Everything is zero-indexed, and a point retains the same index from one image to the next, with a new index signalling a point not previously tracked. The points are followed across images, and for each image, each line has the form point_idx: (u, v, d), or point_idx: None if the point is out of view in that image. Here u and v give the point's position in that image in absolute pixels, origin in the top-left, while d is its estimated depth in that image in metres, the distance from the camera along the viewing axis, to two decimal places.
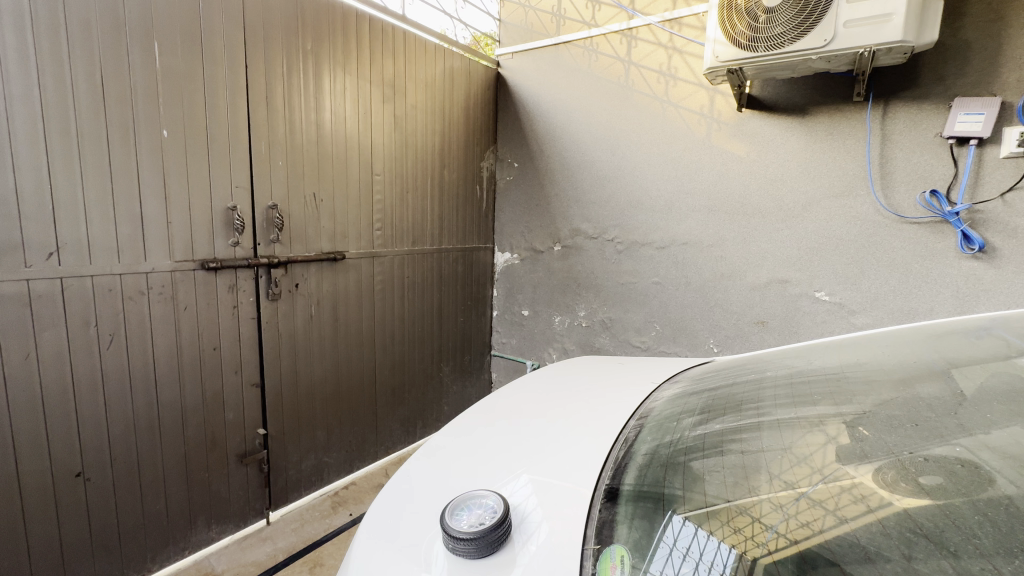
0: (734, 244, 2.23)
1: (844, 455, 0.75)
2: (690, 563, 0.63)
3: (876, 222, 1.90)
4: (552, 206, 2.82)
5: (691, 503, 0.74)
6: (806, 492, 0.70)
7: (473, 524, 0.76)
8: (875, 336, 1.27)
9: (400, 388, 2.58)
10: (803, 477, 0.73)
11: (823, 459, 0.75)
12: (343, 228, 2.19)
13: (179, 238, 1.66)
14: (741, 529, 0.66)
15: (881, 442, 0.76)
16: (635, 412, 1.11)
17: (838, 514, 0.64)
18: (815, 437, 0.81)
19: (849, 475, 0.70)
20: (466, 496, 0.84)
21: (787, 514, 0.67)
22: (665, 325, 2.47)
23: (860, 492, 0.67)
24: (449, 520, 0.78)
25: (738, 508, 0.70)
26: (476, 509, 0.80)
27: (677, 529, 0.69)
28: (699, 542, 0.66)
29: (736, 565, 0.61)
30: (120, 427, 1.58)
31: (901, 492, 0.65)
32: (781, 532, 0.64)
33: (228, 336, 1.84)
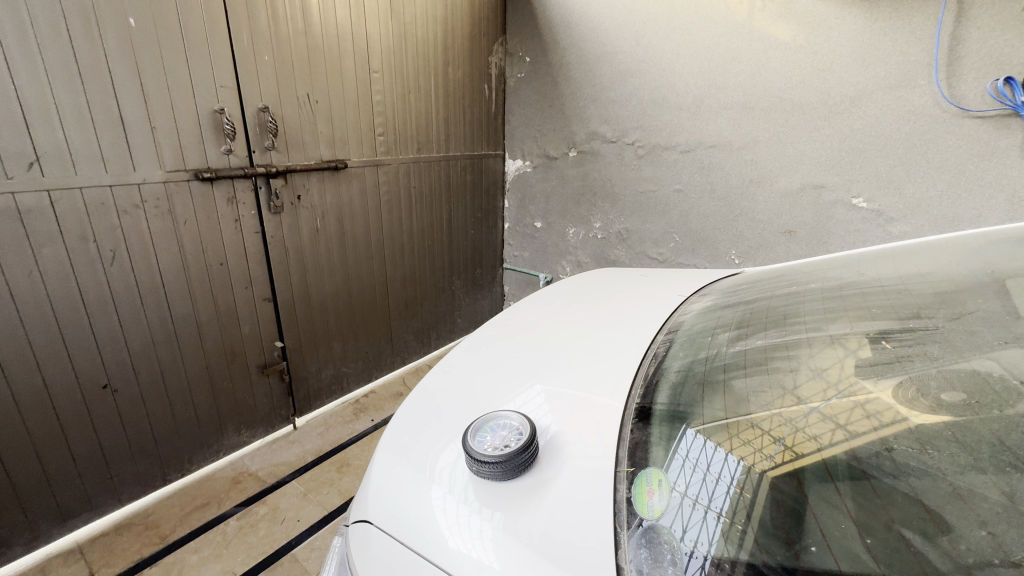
0: (767, 146, 2.04)
1: (863, 369, 0.73)
2: (697, 474, 0.65)
3: (933, 117, 1.70)
4: (567, 107, 2.58)
5: (703, 417, 0.74)
6: (818, 407, 0.69)
7: (499, 447, 0.74)
8: (921, 245, 1.17)
9: (413, 301, 2.58)
10: (816, 392, 0.72)
11: (839, 374, 0.74)
12: (342, 134, 2.03)
13: (167, 145, 1.54)
14: (750, 442, 0.67)
15: (904, 355, 0.73)
16: (664, 325, 1.05)
17: (847, 429, 0.64)
18: (833, 352, 0.79)
19: (865, 391, 0.69)
20: (486, 418, 0.81)
21: (795, 428, 0.67)
22: (685, 236, 2.37)
23: (874, 408, 0.65)
24: (471, 443, 0.76)
25: (748, 422, 0.70)
26: (499, 429, 0.78)
27: (689, 442, 0.70)
28: (707, 454, 0.67)
29: (743, 478, 0.62)
30: (139, 341, 1.59)
31: (919, 409, 0.63)
32: (788, 445, 0.65)
33: (234, 251, 1.78)
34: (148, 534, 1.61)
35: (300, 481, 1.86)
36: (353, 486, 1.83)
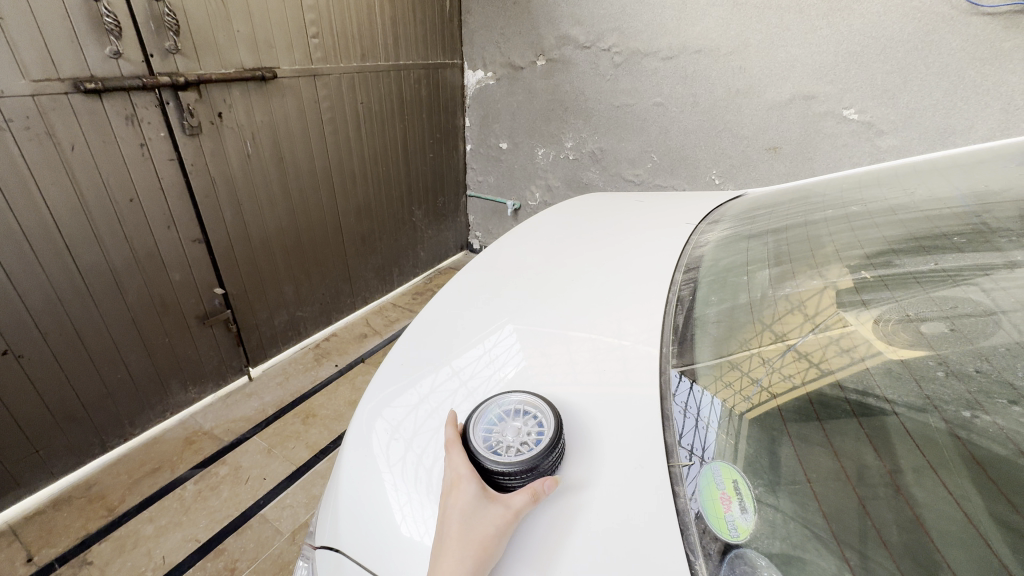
0: (758, 50, 1.84)
1: (843, 299, 0.69)
2: (687, 418, 0.61)
3: (939, 14, 1.54)
4: (534, 4, 2.24)
5: (708, 364, 0.67)
6: (794, 344, 0.65)
7: (517, 449, 0.61)
8: (940, 160, 1.05)
9: (370, 236, 2.34)
10: (793, 327, 0.68)
11: (818, 305, 0.69)
12: (265, 34, 1.66)
13: (27, 46, 1.17)
14: (730, 383, 0.63)
15: (888, 283, 0.69)
16: (682, 260, 0.92)
17: (821, 366, 0.61)
18: (814, 281, 0.74)
19: (843, 324, 0.65)
20: (486, 404, 0.67)
21: (772, 367, 0.63)
22: (663, 155, 2.21)
23: (848, 343, 0.62)
24: (478, 445, 0.62)
25: (731, 363, 0.66)
26: (508, 420, 0.65)
27: (675, 385, 0.66)
28: (695, 397, 0.63)
29: (723, 421, 0.59)
30: (40, 298, 1.33)
31: (897, 343, 0.59)
32: (764, 387, 0.61)
33: (145, 184, 1.47)
34: (94, 507, 1.45)
35: (263, 436, 1.72)
36: (322, 438, 1.71)
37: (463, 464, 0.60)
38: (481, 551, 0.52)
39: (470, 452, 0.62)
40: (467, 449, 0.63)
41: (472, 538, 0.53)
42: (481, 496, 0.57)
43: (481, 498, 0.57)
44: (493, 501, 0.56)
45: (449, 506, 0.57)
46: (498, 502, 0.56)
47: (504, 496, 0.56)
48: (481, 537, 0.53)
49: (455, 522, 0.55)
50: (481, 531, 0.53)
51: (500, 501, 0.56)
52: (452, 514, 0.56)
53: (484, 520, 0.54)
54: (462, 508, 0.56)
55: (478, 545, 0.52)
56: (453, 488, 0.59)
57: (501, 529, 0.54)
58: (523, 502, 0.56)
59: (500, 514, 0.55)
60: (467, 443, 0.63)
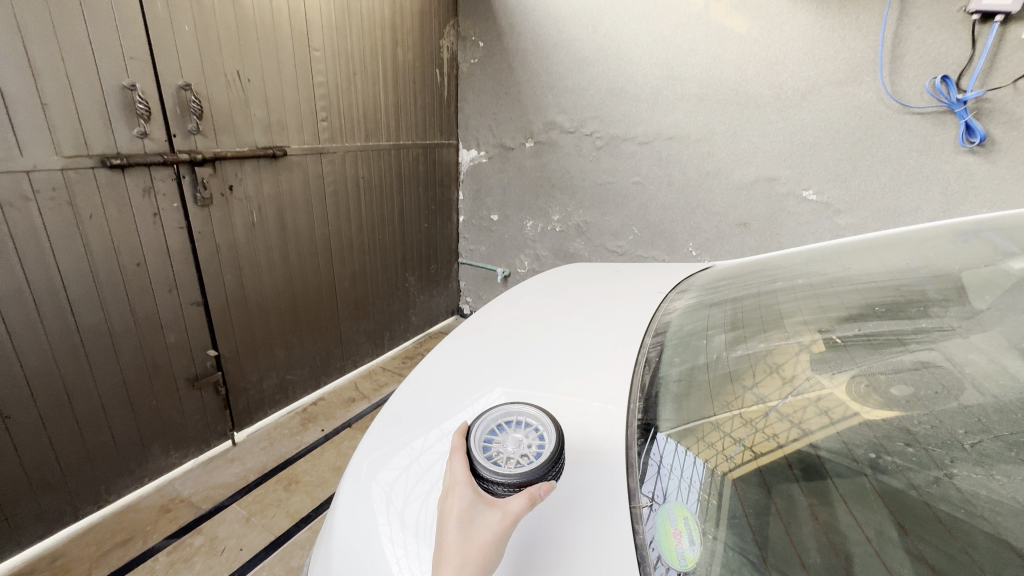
0: (723, 138, 2.06)
1: (815, 364, 0.74)
2: (672, 480, 0.63)
3: (877, 112, 1.76)
4: (524, 95, 2.49)
5: (676, 421, 0.72)
6: (775, 406, 0.69)
7: (518, 459, 0.63)
8: (881, 238, 1.19)
9: (364, 300, 2.41)
10: (774, 390, 0.72)
11: (795, 369, 0.75)
12: (280, 118, 1.83)
13: (63, 127, 1.30)
14: (714, 444, 0.66)
15: (850, 351, 0.75)
16: (650, 326, 0.99)
17: (801, 426, 0.65)
18: (788, 347, 0.80)
19: (820, 387, 0.70)
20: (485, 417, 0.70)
21: (755, 427, 0.67)
22: (643, 229, 2.36)
23: (825, 405, 0.67)
24: (476, 458, 0.63)
25: (713, 424, 0.69)
26: (508, 432, 0.68)
27: (661, 447, 0.68)
28: (679, 458, 0.66)
29: (707, 481, 0.61)
30: (36, 358, 1.35)
31: (870, 404, 0.64)
32: (748, 446, 0.64)
33: (152, 250, 1.55)
34: None
35: (242, 504, 1.68)
36: (303, 505, 1.67)
37: (460, 470, 0.61)
38: (480, 558, 0.53)
39: (467, 459, 0.63)
40: (465, 456, 0.63)
41: (471, 546, 0.53)
42: (478, 502, 0.57)
43: (479, 504, 0.57)
44: (490, 506, 0.57)
45: (445, 512, 0.57)
46: (495, 506, 0.57)
47: (502, 500, 0.57)
48: (479, 545, 0.54)
49: (452, 529, 0.55)
50: (480, 537, 0.54)
51: (497, 506, 0.57)
52: (449, 521, 0.56)
53: (482, 526, 0.55)
54: (458, 514, 0.56)
55: (476, 553, 0.53)
56: (449, 494, 0.59)
57: (499, 534, 0.54)
58: (521, 505, 0.57)
59: (498, 519, 0.55)
60: (465, 451, 0.64)
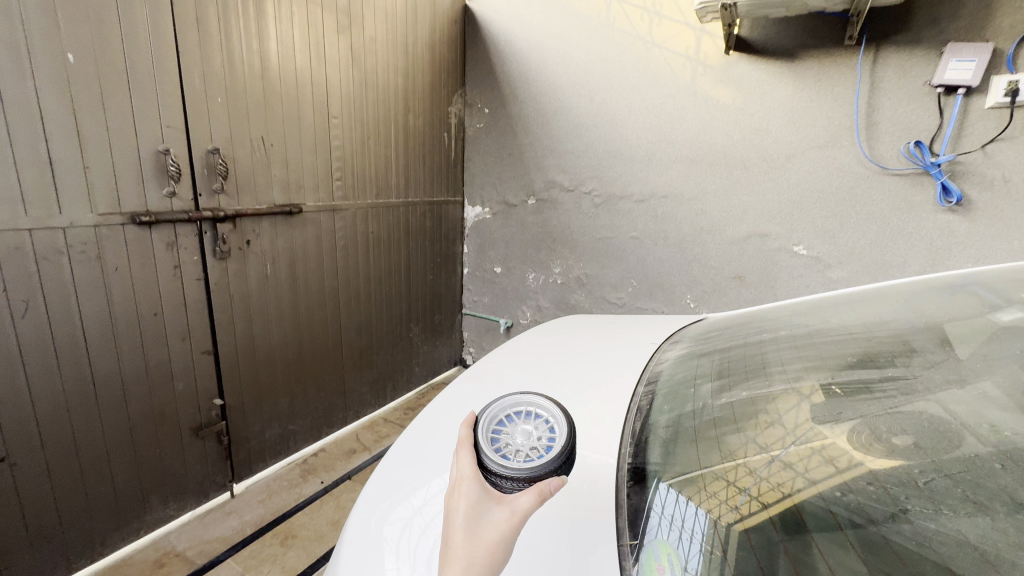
0: (715, 196, 2.17)
1: (816, 416, 0.76)
2: (674, 530, 0.64)
3: (858, 173, 1.88)
4: (526, 156, 2.65)
5: (673, 469, 0.73)
6: (779, 455, 0.71)
7: (527, 453, 0.66)
8: (863, 292, 1.24)
9: (368, 351, 2.45)
10: (775, 439, 0.74)
11: (796, 419, 0.77)
12: (298, 178, 1.96)
13: (101, 187, 1.41)
14: (717, 493, 0.67)
15: (851, 403, 0.77)
16: (642, 376, 1.03)
17: (808, 475, 0.66)
18: (790, 398, 0.82)
19: (822, 436, 0.72)
20: (494, 411, 0.72)
21: (760, 476, 0.68)
22: (642, 282, 2.43)
23: (829, 454, 0.68)
24: (486, 453, 0.64)
25: (715, 473, 0.70)
26: (516, 425, 0.71)
27: (663, 495, 0.69)
28: (680, 508, 0.66)
29: (711, 533, 0.62)
30: (50, 406, 1.39)
31: (873, 453, 0.66)
32: (753, 495, 0.65)
33: (170, 301, 1.63)
34: None
35: (237, 559, 1.65)
36: (299, 562, 1.64)
37: (468, 466, 0.60)
38: (488, 558, 0.52)
39: (475, 457, 0.63)
40: (473, 454, 0.63)
41: (478, 544, 0.52)
42: (486, 499, 0.57)
43: (487, 501, 0.56)
44: (498, 503, 0.56)
45: (452, 510, 0.56)
46: (503, 504, 0.56)
47: (510, 497, 0.57)
48: (487, 544, 0.53)
49: (460, 527, 0.54)
50: (488, 536, 0.53)
51: (505, 503, 0.56)
52: (456, 518, 0.55)
53: (490, 525, 0.54)
54: (465, 512, 0.55)
55: (485, 553, 0.52)
56: (456, 491, 0.58)
57: (507, 533, 0.54)
58: (529, 502, 0.56)
59: (506, 517, 0.55)
60: (473, 449, 0.64)
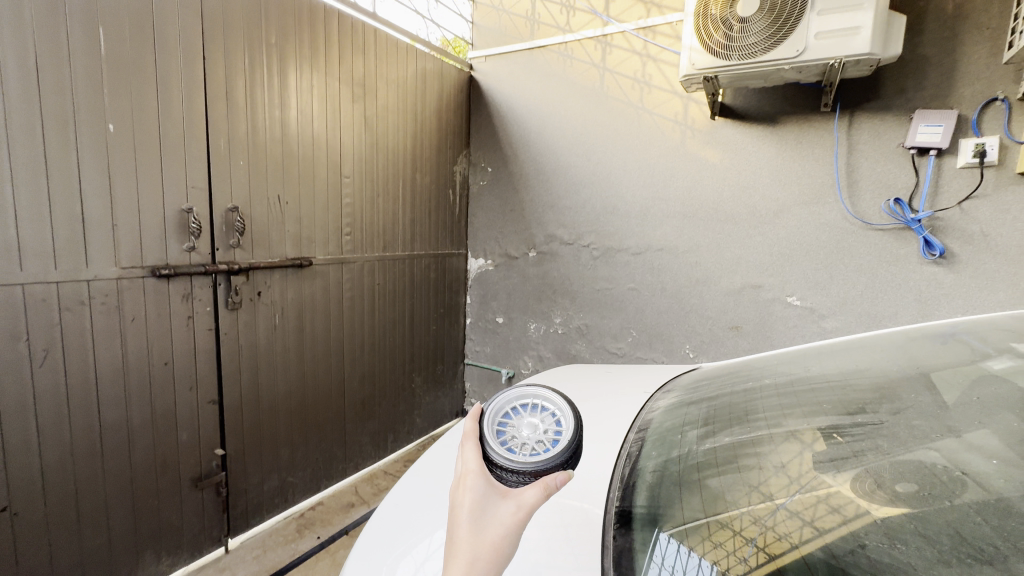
0: (708, 249, 2.26)
1: (820, 464, 0.75)
2: None
3: (843, 228, 1.96)
4: (527, 211, 2.78)
5: (673, 519, 0.72)
6: (783, 504, 0.70)
7: (533, 447, 0.61)
8: (851, 340, 1.28)
9: (370, 401, 2.47)
10: (780, 487, 0.73)
11: (800, 467, 0.75)
12: (310, 232, 2.07)
13: (127, 243, 1.50)
14: (723, 544, 0.65)
15: (853, 452, 0.75)
16: (633, 425, 1.04)
17: (816, 525, 0.65)
18: (791, 446, 0.81)
19: (826, 484, 0.71)
20: (500, 403, 0.67)
21: (765, 526, 0.67)
22: (641, 332, 2.47)
23: (836, 502, 0.67)
24: (491, 445, 0.59)
25: (719, 522, 0.69)
26: (523, 417, 0.66)
27: (663, 547, 0.67)
28: (682, 559, 0.64)
29: None
30: (57, 454, 1.41)
31: (878, 501, 0.66)
32: (760, 546, 0.63)
33: (181, 350, 1.68)
34: None
35: None
36: None
37: (472, 458, 0.52)
38: (493, 557, 0.45)
39: (479, 448, 0.55)
40: (478, 445, 0.55)
41: (483, 542, 0.45)
42: (491, 492, 0.49)
43: (491, 495, 0.49)
44: (504, 497, 0.49)
45: (455, 504, 0.49)
46: (509, 497, 0.49)
47: (516, 489, 0.50)
48: (492, 541, 0.46)
49: (463, 523, 0.47)
50: (493, 532, 0.46)
51: (512, 496, 0.49)
52: (460, 514, 0.47)
53: (495, 521, 0.47)
54: (469, 506, 0.48)
55: (490, 550, 0.45)
56: (459, 485, 0.50)
57: (514, 528, 0.47)
58: (536, 495, 0.50)
59: (512, 512, 0.48)
60: (477, 440, 0.56)
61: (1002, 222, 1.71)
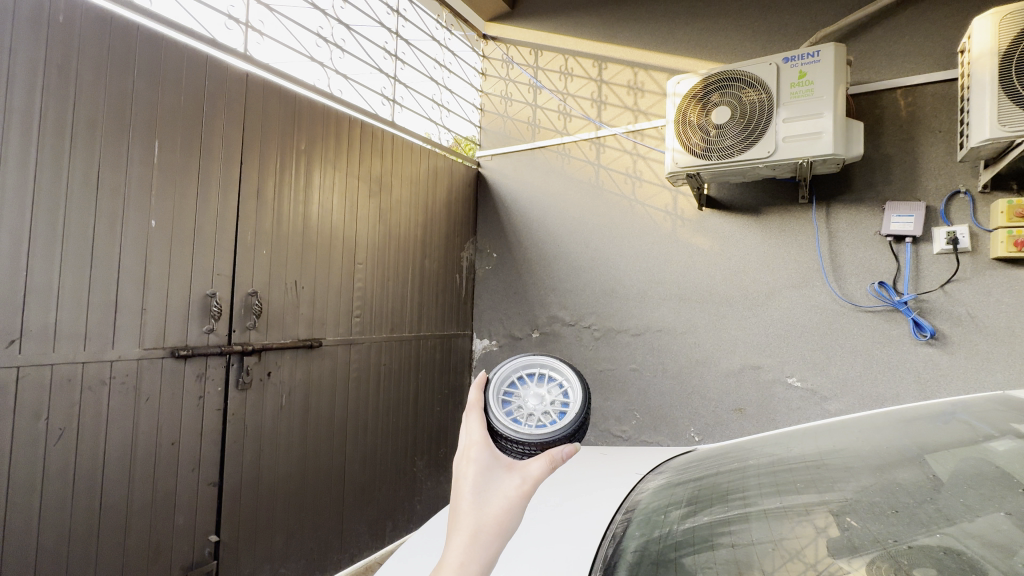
0: (706, 330, 2.31)
1: (838, 548, 0.70)
2: None
3: (834, 309, 2.03)
4: (530, 294, 2.89)
5: None
6: None
7: (539, 418, 0.63)
8: (847, 420, 1.29)
9: (369, 485, 2.42)
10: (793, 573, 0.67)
11: (816, 553, 0.70)
12: (322, 315, 2.18)
13: (152, 325, 1.62)
14: None
15: (868, 538, 0.70)
16: (620, 507, 1.04)
17: None
18: (804, 529, 0.75)
19: (843, 570, 0.66)
20: (509, 371, 0.70)
21: None
22: (645, 413, 2.46)
23: None
24: (497, 417, 0.59)
25: None
26: (530, 387, 0.70)
27: None
28: None
29: None
30: (54, 536, 1.41)
31: None
32: None
33: (188, 430, 1.72)
34: None
35: None
36: None
37: (476, 427, 0.48)
38: (496, 531, 0.43)
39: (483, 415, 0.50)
40: (483, 412, 0.51)
41: (486, 516, 0.43)
42: (495, 464, 0.46)
43: (496, 468, 0.45)
44: (508, 469, 0.46)
45: (456, 476, 0.46)
46: (514, 470, 0.45)
47: (521, 461, 0.46)
48: (494, 516, 0.43)
49: (464, 497, 0.44)
50: (496, 507, 0.44)
51: (516, 469, 0.45)
52: (462, 486, 0.45)
53: (498, 495, 0.44)
54: (471, 479, 0.45)
55: (491, 527, 0.43)
56: (462, 455, 0.47)
57: (518, 504, 0.44)
58: (541, 468, 0.46)
59: (516, 485, 0.44)
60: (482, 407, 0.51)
61: (985, 304, 1.78)
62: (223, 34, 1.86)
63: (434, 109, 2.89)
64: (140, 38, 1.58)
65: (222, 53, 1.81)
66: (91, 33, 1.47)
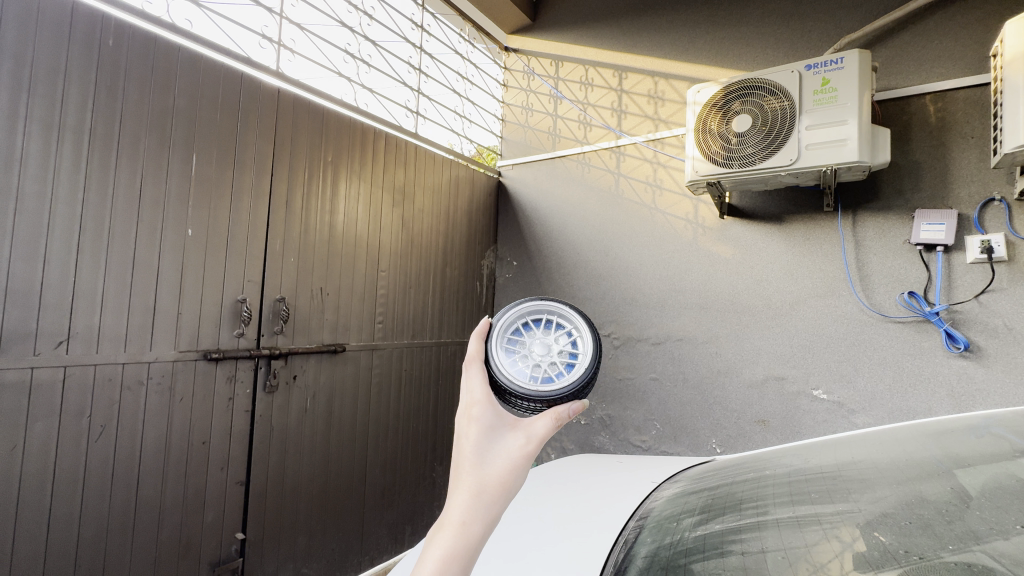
0: (727, 340, 2.28)
1: (863, 564, 0.67)
2: None
3: (861, 320, 1.98)
4: None
5: None
6: None
7: (546, 371, 0.68)
8: (873, 433, 1.25)
9: (390, 490, 2.45)
10: None
11: (839, 567, 0.68)
12: (346, 321, 2.24)
13: (186, 328, 1.69)
14: None
15: (896, 556, 0.68)
16: (634, 514, 1.04)
17: None
18: (828, 545, 0.73)
19: None
20: (514, 317, 0.72)
21: None
22: (665, 424, 2.43)
23: None
24: (503, 372, 0.63)
25: None
26: (537, 334, 0.72)
27: None
28: None
29: None
30: (93, 526, 1.48)
31: None
32: None
33: (218, 430, 1.79)
34: None
35: None
36: None
37: (478, 386, 0.49)
38: (499, 490, 0.44)
39: (484, 373, 0.52)
40: (484, 369, 0.52)
41: (489, 474, 0.44)
42: (497, 424, 0.47)
43: (499, 428, 0.47)
44: (512, 430, 0.47)
45: (459, 434, 0.47)
46: (518, 430, 0.47)
47: (525, 422, 0.48)
48: (497, 476, 0.45)
49: (467, 455, 0.45)
50: (501, 466, 0.45)
51: (520, 430, 0.47)
52: (464, 444, 0.46)
53: (502, 455, 0.45)
54: (473, 438, 0.46)
55: (493, 486, 0.44)
56: (465, 414, 0.49)
57: (520, 463, 0.45)
58: (544, 429, 0.47)
59: (520, 444, 0.46)
60: (483, 363, 0.53)
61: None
62: (258, 53, 1.96)
63: (456, 120, 2.96)
64: (181, 57, 1.68)
65: (255, 70, 1.90)
66: (136, 53, 1.57)
